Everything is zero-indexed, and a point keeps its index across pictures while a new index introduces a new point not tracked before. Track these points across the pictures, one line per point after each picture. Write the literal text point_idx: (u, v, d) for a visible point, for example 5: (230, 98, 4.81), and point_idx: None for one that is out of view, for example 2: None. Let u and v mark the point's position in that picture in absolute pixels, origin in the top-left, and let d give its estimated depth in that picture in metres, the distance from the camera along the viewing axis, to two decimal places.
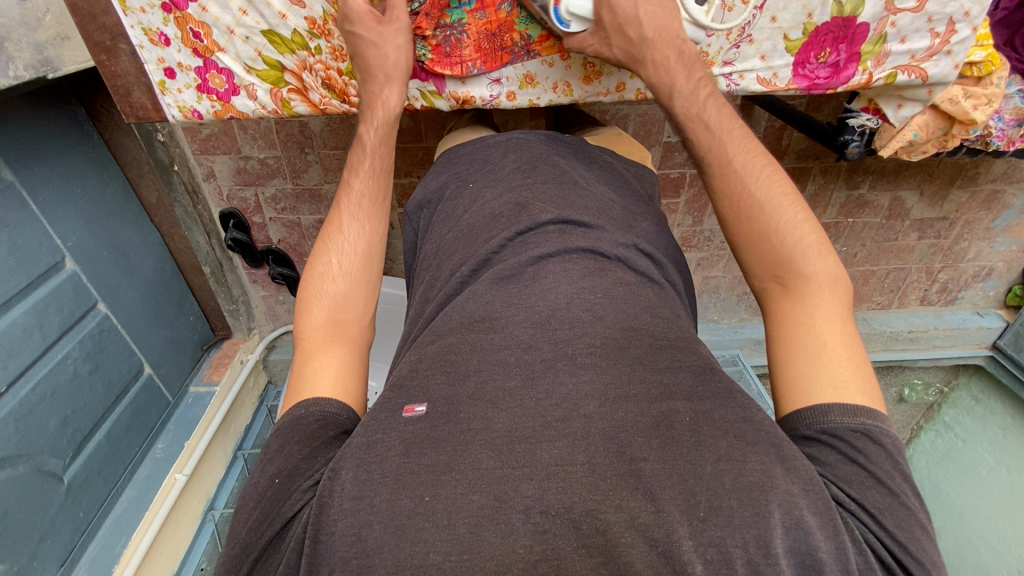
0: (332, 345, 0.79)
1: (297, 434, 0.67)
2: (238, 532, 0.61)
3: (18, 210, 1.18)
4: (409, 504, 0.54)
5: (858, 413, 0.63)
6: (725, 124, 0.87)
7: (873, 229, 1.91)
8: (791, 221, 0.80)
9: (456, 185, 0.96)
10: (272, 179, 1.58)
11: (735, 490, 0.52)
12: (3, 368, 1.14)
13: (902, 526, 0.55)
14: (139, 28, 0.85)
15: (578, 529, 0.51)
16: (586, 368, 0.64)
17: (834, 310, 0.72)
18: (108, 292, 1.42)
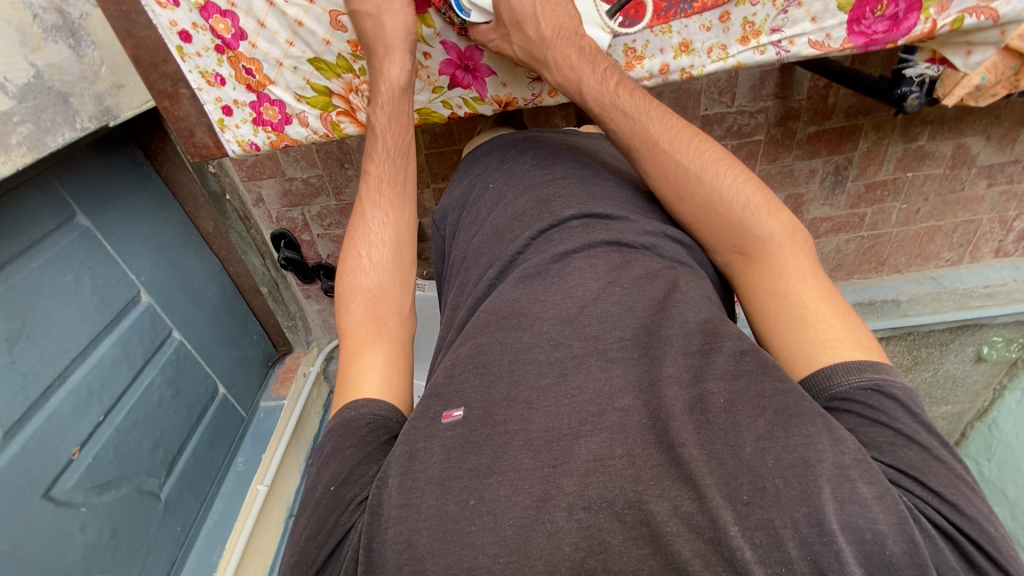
0: (374, 343, 0.78)
1: (350, 438, 0.65)
2: (297, 539, 0.61)
3: (96, 251, 1.27)
4: (456, 508, 0.53)
5: (863, 368, 0.58)
6: (642, 107, 0.83)
7: (936, 182, 1.79)
8: (733, 187, 0.76)
9: (479, 189, 0.97)
10: (317, 197, 1.63)
11: (778, 468, 0.47)
12: (99, 401, 1.24)
13: (945, 483, 0.50)
14: (197, 72, 0.90)
15: (623, 522, 0.49)
16: (617, 362, 0.62)
17: (798, 264, 0.70)
18: (180, 319, 1.51)
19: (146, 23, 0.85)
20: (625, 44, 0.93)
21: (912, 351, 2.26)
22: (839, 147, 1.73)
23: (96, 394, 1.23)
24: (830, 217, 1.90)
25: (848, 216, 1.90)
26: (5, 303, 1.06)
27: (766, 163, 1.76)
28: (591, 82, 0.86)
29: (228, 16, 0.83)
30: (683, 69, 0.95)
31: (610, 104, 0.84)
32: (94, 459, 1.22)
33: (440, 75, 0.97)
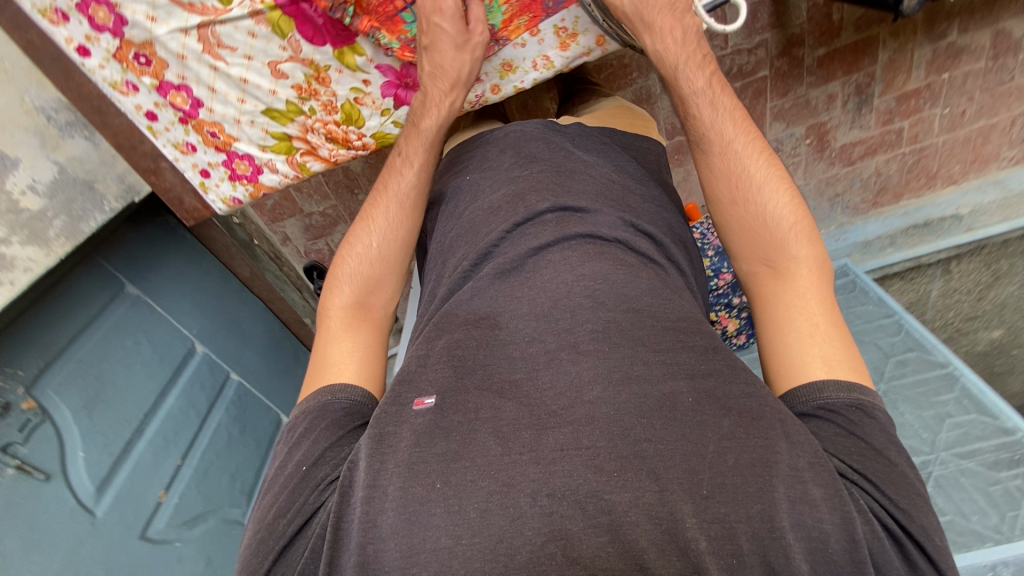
0: (357, 330, 0.82)
1: (325, 419, 0.70)
2: (264, 517, 0.64)
3: (150, 315, 1.41)
4: (422, 491, 0.56)
5: (852, 388, 0.59)
6: (730, 105, 0.79)
7: (978, 77, 1.61)
8: (784, 204, 0.73)
9: (455, 185, 0.96)
10: (336, 227, 1.70)
11: (738, 467, 0.53)
12: (175, 445, 1.37)
13: (903, 493, 0.53)
14: (172, 144, 0.90)
15: (584, 510, 0.52)
16: (588, 354, 0.63)
17: (824, 294, 0.67)
18: (236, 361, 1.64)
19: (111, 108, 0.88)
20: (555, 24, 0.85)
21: (986, 264, 2.08)
22: (856, 63, 1.59)
23: (171, 441, 1.37)
24: (862, 140, 1.75)
25: (884, 134, 1.74)
26: (77, 375, 1.20)
27: (778, 98, 1.65)
28: (685, 64, 0.80)
29: (182, 89, 0.81)
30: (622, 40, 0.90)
31: (688, 94, 0.80)
32: (180, 500, 1.35)
33: (384, 98, 0.89)
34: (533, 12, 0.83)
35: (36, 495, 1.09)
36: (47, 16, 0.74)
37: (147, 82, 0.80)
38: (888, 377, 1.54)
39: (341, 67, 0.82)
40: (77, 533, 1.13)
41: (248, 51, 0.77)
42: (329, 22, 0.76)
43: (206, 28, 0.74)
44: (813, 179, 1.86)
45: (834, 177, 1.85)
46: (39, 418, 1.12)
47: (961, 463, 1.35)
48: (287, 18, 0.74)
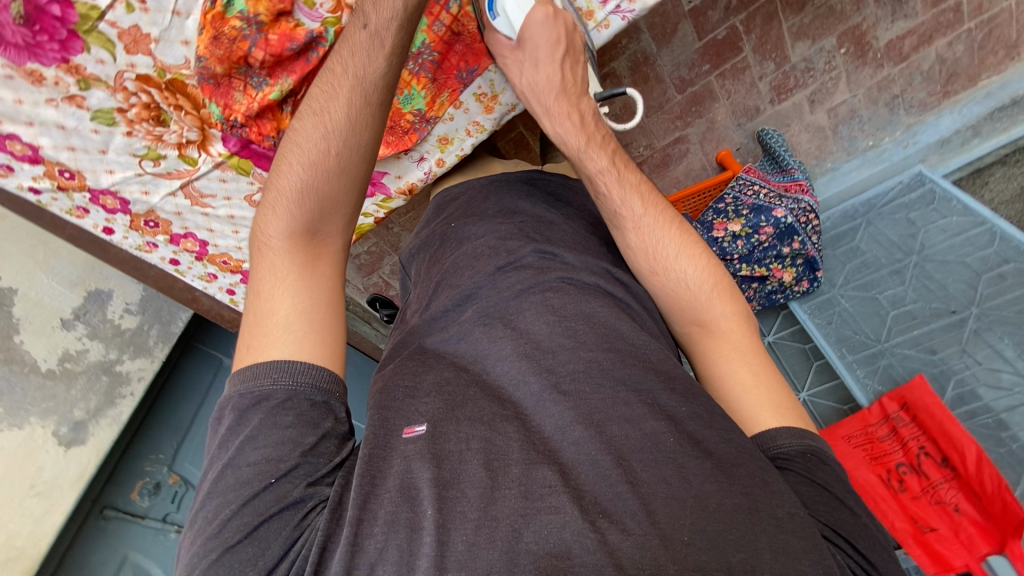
0: (312, 274, 0.61)
1: (289, 410, 0.52)
2: (207, 527, 0.48)
3: None
4: (413, 517, 0.48)
5: (803, 433, 0.57)
6: (631, 177, 0.74)
7: None
8: (699, 268, 0.71)
9: (442, 232, 0.87)
10: (383, 260, 1.80)
11: (723, 513, 0.46)
12: None
13: (870, 545, 0.50)
14: (198, 277, 0.95)
15: (569, 551, 0.44)
16: (569, 395, 0.56)
17: (753, 345, 0.67)
18: None
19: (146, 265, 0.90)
20: (474, 92, 0.78)
21: None
22: None
23: None
24: (912, 30, 1.52)
25: (938, 16, 1.50)
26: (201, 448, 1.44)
27: (795, 15, 1.47)
28: (587, 147, 0.73)
29: (189, 236, 0.86)
30: None
31: (595, 174, 0.73)
32: None
33: None
34: (452, 87, 0.75)
35: None
36: (72, 214, 0.79)
37: (162, 238, 0.85)
38: (981, 300, 1.31)
39: None
40: None
41: (225, 194, 0.79)
42: None
43: (187, 185, 0.78)
44: (858, 90, 1.63)
45: (887, 79, 1.61)
46: (184, 488, 1.37)
47: None
48: (245, 159, 0.75)
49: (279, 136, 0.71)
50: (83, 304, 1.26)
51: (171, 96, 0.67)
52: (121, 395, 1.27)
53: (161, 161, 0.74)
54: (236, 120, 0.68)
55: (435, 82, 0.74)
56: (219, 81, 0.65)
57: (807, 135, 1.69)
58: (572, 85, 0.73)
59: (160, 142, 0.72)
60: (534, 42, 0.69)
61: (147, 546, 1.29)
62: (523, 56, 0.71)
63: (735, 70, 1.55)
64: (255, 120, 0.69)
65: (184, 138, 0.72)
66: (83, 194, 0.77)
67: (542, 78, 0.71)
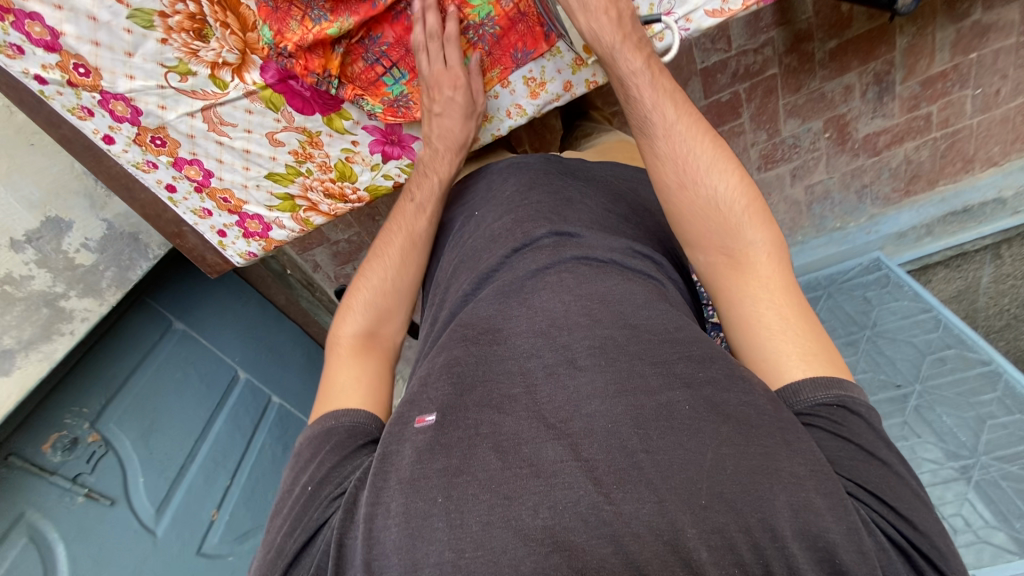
0: (365, 358, 0.78)
1: (329, 442, 0.65)
2: (273, 537, 0.60)
3: (196, 348, 1.53)
4: (423, 506, 0.50)
5: (831, 386, 0.54)
6: (664, 83, 0.72)
7: (1012, 53, 1.46)
8: (732, 186, 0.68)
9: (462, 219, 0.88)
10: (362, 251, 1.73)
11: (739, 473, 0.46)
12: (224, 467, 1.49)
13: (901, 498, 0.49)
14: (190, 212, 0.91)
15: (587, 522, 0.45)
16: (586, 369, 0.56)
17: (785, 277, 0.63)
18: (275, 382, 1.74)
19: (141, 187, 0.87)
20: (524, 74, 0.80)
21: None
22: (873, 52, 1.46)
23: (220, 463, 1.49)
24: (887, 129, 1.62)
25: (910, 121, 1.60)
26: (134, 409, 1.34)
27: (790, 94, 1.56)
28: (622, 46, 0.71)
29: (194, 163, 0.83)
30: (588, 81, 0.80)
31: (628, 75, 0.72)
32: (231, 517, 1.48)
33: (372, 154, 0.85)
34: (504, 65, 0.79)
35: (102, 519, 1.22)
36: (74, 113, 0.76)
37: (165, 159, 0.82)
38: (924, 377, 1.42)
39: (331, 131, 0.81)
40: (140, 551, 1.27)
41: (247, 125, 0.78)
42: (317, 94, 0.76)
43: (210, 109, 0.76)
44: (835, 173, 1.73)
45: (860, 168, 1.71)
46: (103, 449, 1.26)
47: (1004, 468, 1.21)
48: (278, 94, 0.75)
49: (323, 75, 0.71)
50: (39, 228, 1.14)
51: (221, 13, 0.67)
52: (60, 332, 1.16)
53: (189, 77, 0.72)
54: (285, 49, 0.68)
55: (490, 55, 0.78)
56: (279, 7, 0.66)
57: (784, 208, 1.81)
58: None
59: (194, 57, 0.71)
60: None
61: (50, 507, 1.16)
62: None
63: (731, 133, 1.64)
64: (304, 53, 0.69)
65: (221, 58, 0.71)
66: (93, 95, 0.74)
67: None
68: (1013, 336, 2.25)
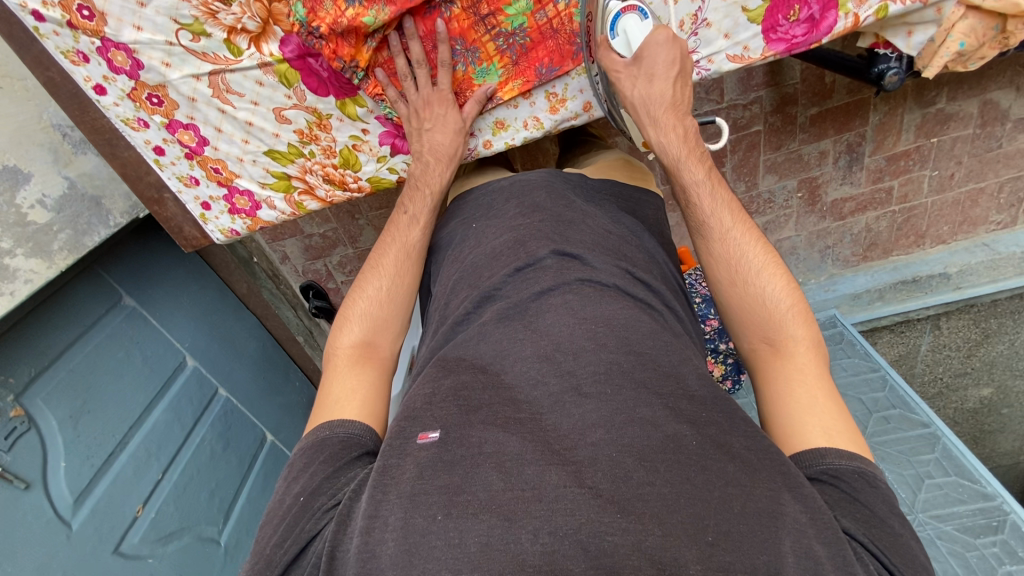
0: (363, 369, 0.79)
1: (321, 454, 0.67)
2: (262, 547, 0.61)
3: (141, 327, 1.42)
4: (422, 521, 0.52)
5: (854, 456, 0.60)
6: (724, 191, 0.79)
7: (967, 143, 1.60)
8: (783, 291, 0.74)
9: (462, 232, 0.88)
10: (335, 248, 1.67)
11: (745, 515, 0.51)
12: (156, 460, 1.38)
13: (908, 564, 0.54)
14: (176, 177, 0.89)
15: (586, 551, 0.48)
16: (590, 397, 0.59)
17: (824, 376, 0.68)
18: (224, 377, 1.63)
19: (126, 144, 0.85)
20: (546, 90, 0.83)
21: (976, 324, 2.01)
22: (848, 123, 1.56)
23: (153, 454, 1.37)
24: (852, 196, 1.72)
25: (874, 192, 1.70)
26: (65, 386, 1.22)
27: (770, 152, 1.61)
28: (687, 159, 0.78)
29: (190, 127, 0.81)
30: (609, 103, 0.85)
31: (690, 184, 0.79)
32: (156, 514, 1.35)
33: (381, 146, 0.86)
34: (527, 77, 0.80)
35: (13, 504, 1.10)
36: (67, 56, 0.74)
37: (158, 120, 0.80)
38: (870, 433, 1.46)
39: (342, 116, 0.82)
40: (50, 545, 1.14)
41: (254, 97, 0.78)
42: (335, 75, 0.76)
43: (218, 74, 0.76)
44: (803, 231, 1.82)
45: (825, 230, 1.81)
46: (25, 426, 1.14)
47: (940, 527, 1.25)
48: (294, 69, 0.75)
49: (350, 64, 0.73)
50: None
51: None
52: None
53: (202, 38, 0.72)
54: (317, 29, 0.69)
55: (516, 65, 0.79)
56: None
57: None
58: (683, 100, 0.78)
59: (212, 18, 0.70)
60: (651, 60, 0.76)
61: None
62: (638, 71, 0.77)
63: None
64: (335, 37, 0.70)
65: (241, 24, 0.71)
66: (92, 41, 0.72)
67: (656, 91, 0.77)
68: (946, 404, 2.35)
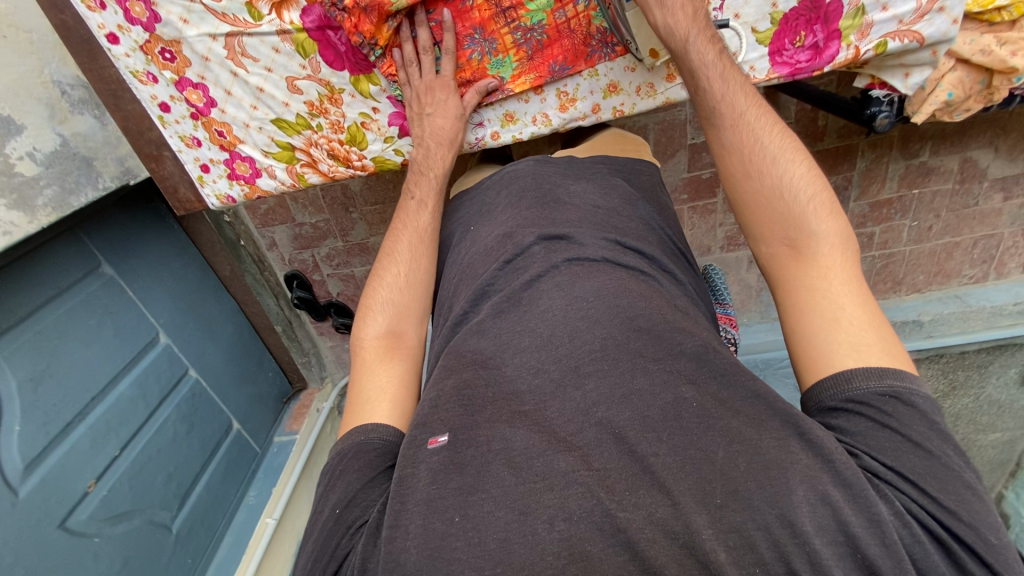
0: (390, 360, 0.79)
1: (358, 461, 0.67)
2: (304, 563, 0.63)
3: (118, 297, 1.39)
4: (441, 526, 0.55)
5: (884, 374, 0.59)
6: (737, 80, 0.78)
7: (946, 197, 1.67)
8: (801, 180, 0.73)
9: (460, 232, 0.91)
10: (325, 240, 1.66)
11: (752, 471, 0.52)
12: (115, 436, 1.32)
13: (948, 490, 0.52)
14: (178, 136, 0.89)
15: (602, 530, 0.51)
16: (589, 376, 0.62)
17: (848, 268, 0.67)
18: (197, 359, 1.59)
19: (130, 97, 0.85)
20: (556, 88, 0.86)
21: (944, 374, 2.07)
22: (836, 167, 1.62)
23: (113, 429, 1.32)
24: None
25: (856, 236, 1.76)
26: (31, 348, 1.17)
27: None
28: (697, 37, 0.75)
29: (200, 87, 0.82)
30: (614, 108, 0.87)
31: (699, 66, 0.76)
32: (109, 492, 1.29)
33: (389, 126, 0.86)
34: (540, 72, 0.83)
35: None
36: (85, 2, 0.75)
37: (167, 76, 0.81)
38: None
39: (354, 92, 0.83)
40: None
41: (269, 63, 0.79)
42: (352, 50, 0.78)
43: (235, 36, 0.77)
44: None
45: None
46: None
47: None
48: (312, 40, 0.77)
49: (369, 41, 0.75)
50: None
51: None
52: None
53: None
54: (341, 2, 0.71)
55: (530, 60, 0.82)
56: None
57: (738, 288, 1.72)
58: None
59: None
60: None
61: None
62: None
63: None
64: (359, 12, 0.72)
65: None
66: None
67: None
68: None
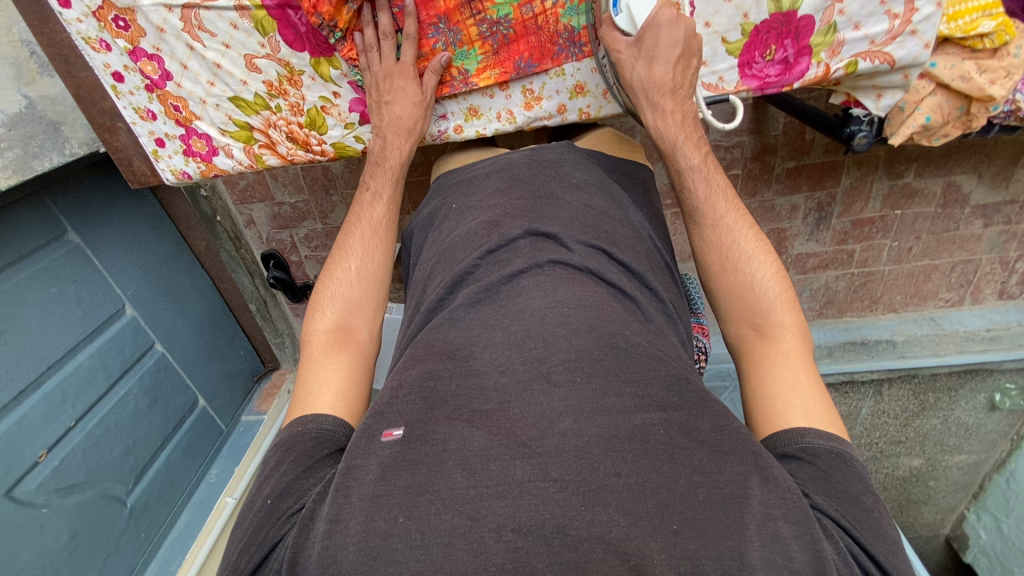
0: (337, 356, 0.78)
1: (293, 452, 0.66)
2: (231, 553, 0.60)
3: (85, 267, 1.36)
4: (384, 525, 0.53)
5: (832, 437, 0.62)
6: (718, 179, 0.83)
7: (928, 220, 1.67)
8: (770, 279, 0.77)
9: (443, 211, 0.93)
10: (303, 221, 1.64)
11: (709, 502, 0.53)
12: (71, 407, 1.31)
13: (877, 536, 0.54)
14: (132, 108, 0.86)
15: (550, 546, 0.50)
16: (560, 385, 0.62)
17: (808, 362, 0.71)
18: (164, 333, 1.57)
19: (83, 65, 0.82)
20: (522, 85, 0.84)
21: (915, 395, 2.09)
22: (821, 182, 1.60)
23: (69, 400, 1.30)
24: (816, 253, 1.76)
25: (837, 252, 1.75)
26: None
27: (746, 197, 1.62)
28: (683, 143, 0.80)
29: (155, 59, 0.80)
30: (581, 109, 0.87)
31: (686, 169, 0.82)
32: (60, 463, 1.28)
33: (350, 112, 0.85)
34: (505, 68, 0.82)
35: None
36: None
37: (121, 45, 0.79)
38: None
39: (314, 75, 0.82)
40: None
41: (226, 40, 0.78)
42: (312, 32, 0.77)
43: (191, 9, 0.75)
44: None
45: None
46: None
47: None
48: (271, 18, 0.75)
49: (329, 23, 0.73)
50: None
51: None
52: None
53: None
54: None
55: (495, 54, 0.81)
56: None
57: None
58: (684, 83, 0.78)
59: None
60: (653, 42, 0.74)
61: None
62: (640, 51, 0.75)
63: None
64: None
65: None
66: None
67: (657, 76, 0.76)
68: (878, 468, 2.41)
